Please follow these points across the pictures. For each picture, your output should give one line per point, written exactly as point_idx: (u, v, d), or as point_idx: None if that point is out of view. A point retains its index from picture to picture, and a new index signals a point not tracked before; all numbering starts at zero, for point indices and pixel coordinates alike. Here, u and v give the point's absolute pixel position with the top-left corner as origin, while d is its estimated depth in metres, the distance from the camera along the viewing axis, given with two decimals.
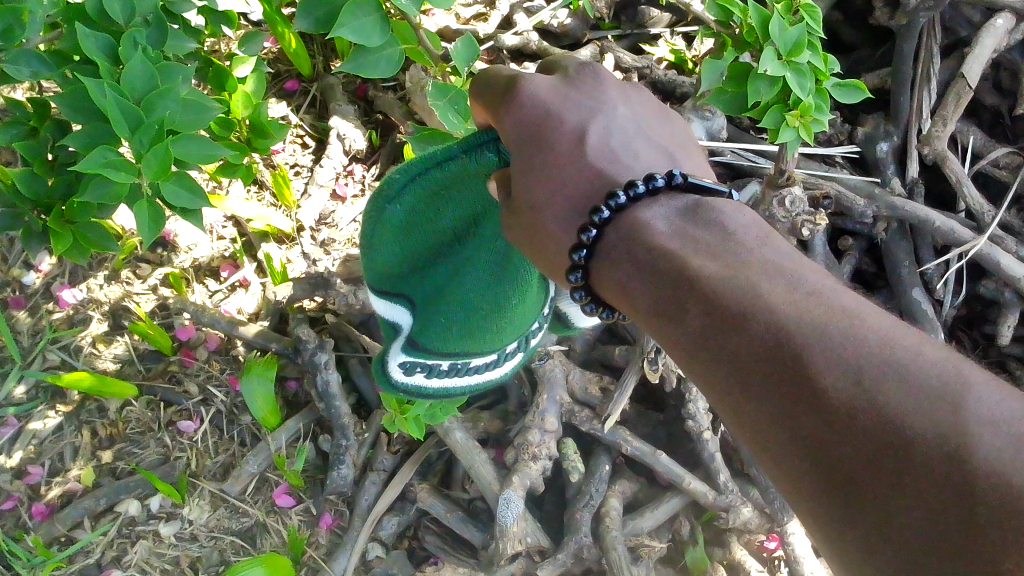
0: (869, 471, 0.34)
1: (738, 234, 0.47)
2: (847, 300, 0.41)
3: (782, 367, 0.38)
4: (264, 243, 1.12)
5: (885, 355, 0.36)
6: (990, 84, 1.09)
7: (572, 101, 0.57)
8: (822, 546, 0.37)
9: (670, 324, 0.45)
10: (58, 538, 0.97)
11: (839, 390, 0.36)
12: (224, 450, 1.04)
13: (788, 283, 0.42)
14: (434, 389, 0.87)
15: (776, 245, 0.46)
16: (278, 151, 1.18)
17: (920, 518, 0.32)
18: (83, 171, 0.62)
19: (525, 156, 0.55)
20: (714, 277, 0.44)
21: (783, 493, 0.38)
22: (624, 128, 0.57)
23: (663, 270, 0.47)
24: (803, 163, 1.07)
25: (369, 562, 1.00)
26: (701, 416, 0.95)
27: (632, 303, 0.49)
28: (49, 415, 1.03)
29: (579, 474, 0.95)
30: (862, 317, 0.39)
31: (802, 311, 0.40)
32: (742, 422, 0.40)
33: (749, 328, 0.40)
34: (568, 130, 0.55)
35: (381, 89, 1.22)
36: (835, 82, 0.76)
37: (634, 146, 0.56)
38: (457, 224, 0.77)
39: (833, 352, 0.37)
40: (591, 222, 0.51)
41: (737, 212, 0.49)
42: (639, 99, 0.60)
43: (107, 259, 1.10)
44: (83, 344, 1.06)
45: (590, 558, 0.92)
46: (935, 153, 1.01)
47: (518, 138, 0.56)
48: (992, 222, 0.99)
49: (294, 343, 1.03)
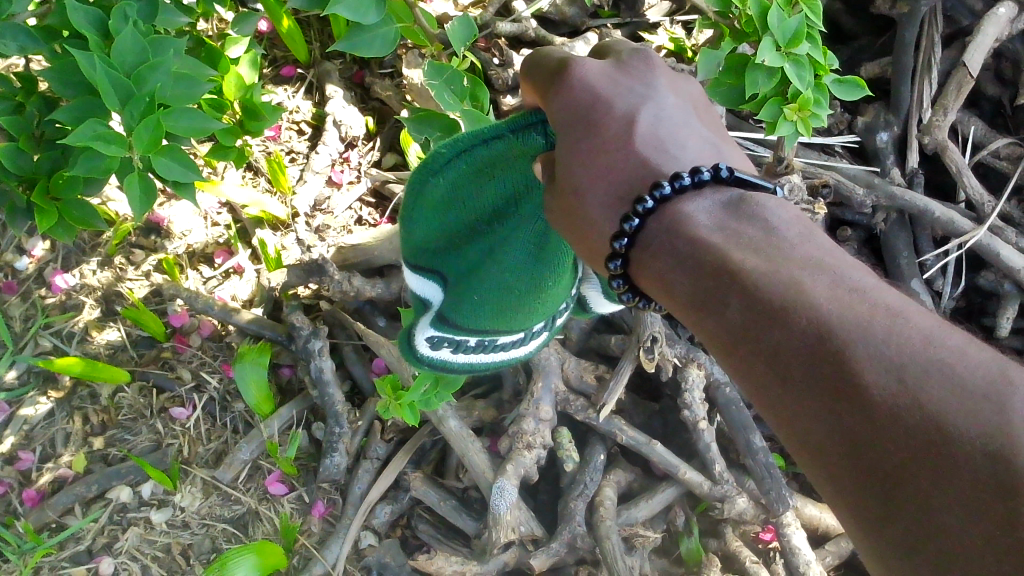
0: (913, 469, 0.33)
1: (781, 229, 0.46)
2: (891, 296, 0.40)
3: (824, 363, 0.37)
4: (258, 230, 1.12)
5: (930, 353, 0.36)
6: (991, 74, 1.09)
7: (622, 87, 0.55)
8: (861, 542, 0.36)
9: (708, 317, 0.44)
10: (49, 524, 0.97)
11: (882, 388, 0.35)
12: (217, 438, 1.04)
13: (831, 278, 0.41)
14: (460, 363, 0.90)
15: (819, 240, 0.45)
16: (274, 137, 1.18)
17: (961, 517, 0.32)
18: (71, 144, 0.61)
19: (572, 138, 0.54)
20: (754, 269, 0.43)
21: (823, 488, 0.38)
22: (673, 117, 0.55)
23: (700, 262, 0.46)
24: (802, 152, 1.06)
25: (362, 550, 0.99)
26: (697, 406, 0.94)
27: (668, 294, 0.48)
28: (40, 401, 1.02)
29: (574, 464, 0.94)
30: (907, 315, 0.38)
31: (845, 306, 0.39)
32: (782, 418, 0.39)
33: (791, 323, 0.39)
34: (617, 116, 0.53)
35: (378, 76, 1.20)
36: (834, 78, 0.75)
37: (680, 137, 0.54)
38: (494, 203, 0.75)
39: (878, 349, 0.36)
40: (634, 212, 0.50)
41: (780, 208, 0.48)
42: (687, 89, 0.58)
43: (101, 244, 1.09)
44: (76, 330, 1.05)
45: (584, 547, 0.90)
46: (935, 142, 1.01)
47: (566, 119, 0.54)
48: (992, 214, 0.99)
49: (288, 330, 1.03)
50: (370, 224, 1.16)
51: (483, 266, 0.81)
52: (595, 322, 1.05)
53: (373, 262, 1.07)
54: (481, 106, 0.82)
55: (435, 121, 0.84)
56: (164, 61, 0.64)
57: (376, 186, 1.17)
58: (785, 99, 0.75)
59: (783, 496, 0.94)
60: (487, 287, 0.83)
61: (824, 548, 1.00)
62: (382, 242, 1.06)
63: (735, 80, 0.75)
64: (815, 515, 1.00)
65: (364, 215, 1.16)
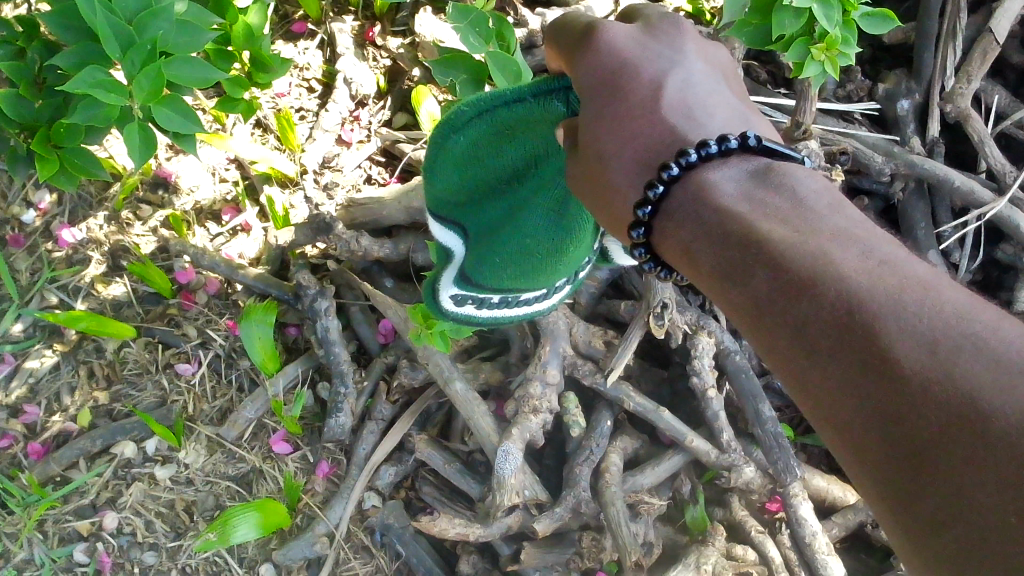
0: (944, 443, 0.32)
1: (809, 200, 0.44)
2: (921, 271, 0.38)
3: (853, 336, 0.36)
4: (267, 187, 1.11)
5: (963, 328, 0.35)
6: (1018, 42, 1.06)
7: (651, 52, 0.53)
8: (886, 520, 0.36)
9: (732, 287, 0.43)
10: (53, 478, 0.97)
11: (914, 361, 0.34)
12: (222, 395, 1.03)
13: (861, 250, 0.40)
14: (483, 319, 0.89)
15: (850, 212, 0.44)
16: (283, 94, 1.16)
17: (992, 496, 0.31)
18: (71, 91, 0.59)
19: (596, 104, 0.53)
20: (782, 239, 0.41)
21: (847, 466, 0.37)
22: (702, 84, 0.53)
23: (725, 228, 0.44)
24: (820, 118, 1.03)
25: (365, 510, 0.99)
26: (707, 373, 0.93)
27: (691, 264, 0.47)
28: (46, 354, 1.01)
29: (580, 429, 0.93)
30: (938, 289, 0.37)
31: (876, 279, 0.38)
32: (806, 392, 0.39)
33: (820, 294, 0.38)
34: (644, 81, 0.52)
35: (391, 34, 1.19)
36: (862, 12, 0.73)
37: (709, 105, 0.52)
38: (516, 163, 0.75)
39: (908, 322, 0.35)
40: (658, 179, 0.48)
41: (809, 179, 0.46)
42: (718, 55, 0.56)
43: (108, 199, 1.07)
44: (82, 284, 1.04)
45: (589, 513, 0.89)
46: (957, 110, 0.98)
47: (590, 84, 0.53)
48: (1013, 185, 0.97)
49: (294, 289, 1.02)
50: (379, 183, 1.15)
51: (507, 227, 0.80)
52: (604, 288, 1.04)
53: (382, 222, 1.06)
54: (507, 46, 0.77)
55: (463, 64, 0.80)
56: (167, 8, 0.62)
57: (385, 145, 1.16)
58: (812, 39, 0.73)
59: (791, 467, 0.93)
60: (508, 250, 0.82)
61: (830, 520, 0.99)
62: (391, 202, 1.04)
63: (760, 21, 0.73)
64: (822, 486, 0.99)
65: (373, 174, 1.15)
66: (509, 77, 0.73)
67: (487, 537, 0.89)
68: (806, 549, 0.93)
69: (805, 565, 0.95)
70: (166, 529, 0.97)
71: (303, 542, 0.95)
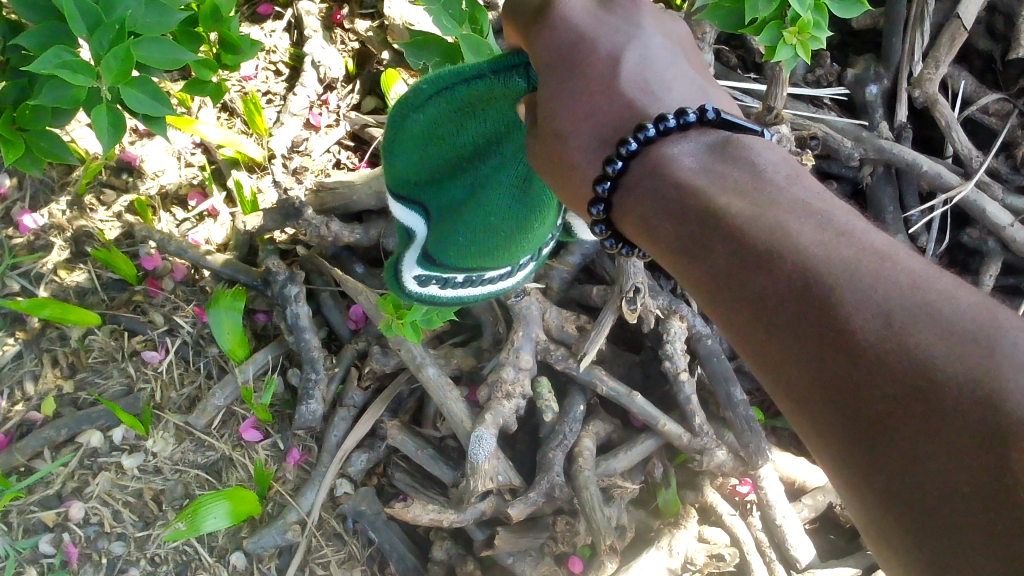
0: (901, 415, 0.33)
1: (768, 172, 0.44)
2: (879, 240, 0.39)
3: (809, 308, 0.36)
4: (234, 171, 1.10)
5: (918, 297, 0.35)
6: (984, 28, 1.06)
7: (608, 27, 0.53)
8: (844, 490, 0.36)
9: (692, 262, 0.43)
10: (17, 468, 0.94)
11: (869, 332, 0.34)
12: (190, 382, 1.02)
13: (818, 222, 0.40)
14: (448, 300, 0.87)
15: (808, 183, 0.44)
16: (250, 77, 1.14)
17: (948, 465, 0.31)
18: (37, 71, 0.58)
19: (555, 80, 0.52)
20: (740, 213, 0.41)
21: (806, 439, 0.37)
22: (660, 57, 0.53)
23: (686, 202, 0.44)
24: (790, 103, 1.03)
25: (337, 498, 0.99)
26: (679, 358, 0.93)
27: (651, 238, 0.46)
28: (7, 343, 0.98)
29: (553, 414, 0.93)
30: (895, 259, 0.37)
31: (832, 250, 0.38)
32: (765, 366, 0.39)
33: (777, 269, 0.38)
34: (602, 56, 0.52)
35: (358, 17, 1.17)
36: None
37: (667, 79, 0.52)
38: (474, 140, 0.74)
39: (864, 292, 0.35)
40: (617, 154, 0.48)
41: (768, 151, 0.46)
42: (674, 29, 0.57)
43: (69, 183, 1.05)
44: (44, 271, 1.01)
45: (562, 498, 0.90)
46: (926, 95, 1.01)
47: (547, 60, 0.53)
48: (978, 170, 0.98)
49: (263, 274, 1.01)
50: (348, 167, 1.13)
51: (470, 204, 0.80)
52: (576, 272, 1.03)
53: (351, 207, 1.05)
54: (479, 29, 0.76)
55: (433, 48, 0.79)
56: None
57: (355, 130, 1.15)
58: (785, 23, 0.73)
59: (763, 449, 0.94)
60: (471, 230, 0.82)
61: (800, 501, 1.00)
62: (361, 186, 1.03)
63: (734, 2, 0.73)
64: (791, 471, 1.00)
65: (343, 158, 1.14)
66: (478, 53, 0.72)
67: (460, 523, 0.89)
68: (777, 530, 0.95)
69: (776, 547, 0.97)
70: (134, 519, 0.95)
71: (274, 530, 0.94)
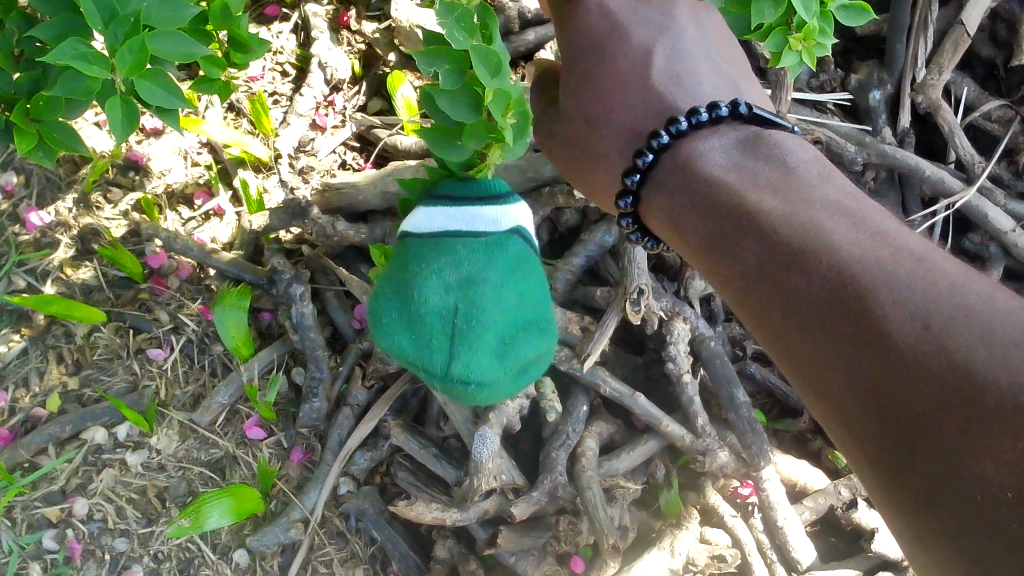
0: (936, 411, 0.39)
1: (794, 169, 0.55)
2: (911, 244, 0.46)
3: (850, 309, 0.44)
4: (240, 170, 1.10)
5: (957, 303, 0.41)
6: (986, 35, 1.07)
7: (643, 19, 0.67)
8: (870, 473, 0.43)
9: (722, 256, 0.54)
10: (22, 464, 0.94)
11: (907, 335, 0.41)
12: (194, 380, 1.02)
13: (849, 222, 0.49)
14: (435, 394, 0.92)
15: (831, 181, 0.54)
16: (257, 78, 1.15)
17: (982, 466, 0.37)
18: (52, 62, 0.58)
19: (586, 68, 0.65)
20: (766, 207, 0.52)
21: (835, 426, 0.45)
22: (689, 52, 0.66)
23: (720, 201, 0.55)
24: (795, 107, 1.03)
25: (340, 497, 1.00)
26: (682, 359, 0.94)
27: (682, 236, 0.58)
28: (13, 339, 0.98)
29: (557, 414, 0.94)
30: (928, 261, 0.45)
31: (865, 252, 0.46)
32: (758, 316, 0.51)
33: (809, 265, 0.47)
34: (636, 51, 0.65)
35: (366, 19, 1.17)
36: (840, 4, 0.73)
37: (699, 76, 0.65)
38: (446, 304, 0.83)
39: (900, 296, 0.42)
40: (650, 147, 0.61)
41: (793, 148, 0.57)
42: (710, 26, 0.69)
43: (77, 180, 1.06)
44: (50, 269, 1.02)
45: (565, 497, 0.90)
46: (928, 100, 1.02)
47: (582, 46, 0.65)
48: (981, 175, 1.00)
49: (269, 274, 1.00)
50: (354, 168, 1.14)
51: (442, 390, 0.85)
52: (581, 274, 1.04)
53: (356, 206, 1.05)
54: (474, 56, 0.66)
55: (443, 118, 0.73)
56: None
57: (361, 131, 1.15)
58: (790, 29, 0.74)
59: (765, 450, 0.94)
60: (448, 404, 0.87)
61: (801, 503, 0.99)
62: (367, 187, 1.03)
63: (739, 10, 0.74)
64: (791, 473, 1.01)
65: (348, 159, 1.15)
66: (490, 70, 0.57)
67: (463, 522, 0.89)
68: (778, 531, 0.95)
69: (777, 549, 0.96)
70: (137, 516, 0.95)
71: (277, 528, 0.95)
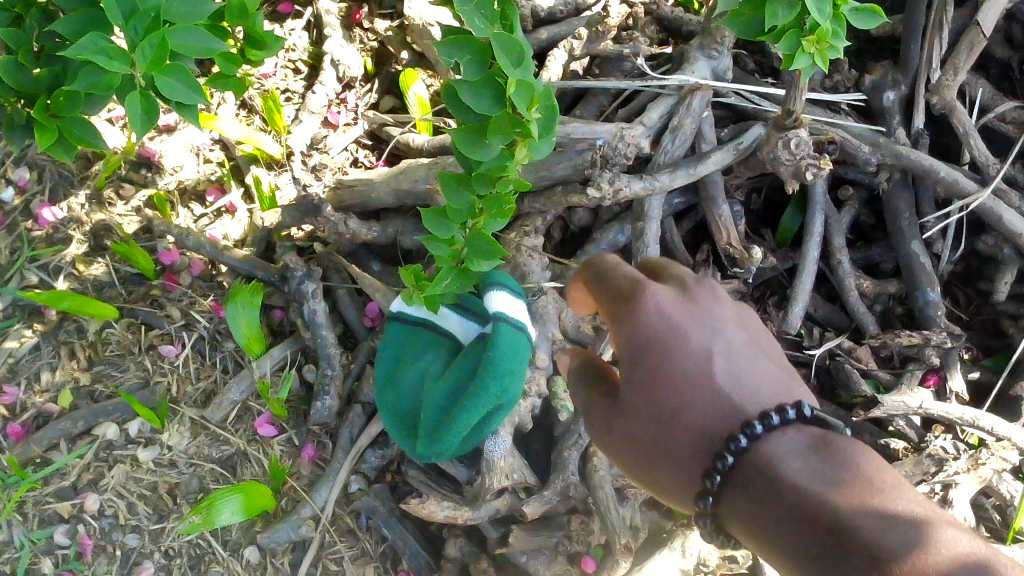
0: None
1: (720, 368, 0.60)
2: (854, 457, 0.52)
3: (814, 523, 0.49)
4: (253, 167, 1.10)
5: (873, 495, 0.49)
6: (1002, 37, 1.07)
7: (699, 324, 0.62)
8: None
9: (661, 456, 0.60)
10: (34, 459, 0.94)
11: (857, 526, 0.47)
12: (206, 377, 1.02)
13: (785, 439, 0.55)
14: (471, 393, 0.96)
15: (723, 365, 0.60)
16: (269, 76, 1.15)
17: None
18: (71, 57, 0.58)
19: (639, 370, 0.61)
20: (695, 415, 0.59)
21: None
22: (743, 354, 0.62)
23: (663, 402, 0.60)
24: (809, 108, 1.04)
25: (351, 494, 1.00)
26: None
27: (617, 452, 0.64)
28: (25, 334, 0.99)
29: (569, 414, 0.93)
30: (843, 460, 0.52)
31: (812, 474, 0.51)
32: (773, 542, 0.51)
33: (767, 482, 0.52)
34: (692, 354, 0.61)
35: (378, 17, 1.18)
36: (852, 6, 0.73)
37: (756, 380, 0.60)
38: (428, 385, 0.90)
39: (867, 518, 0.47)
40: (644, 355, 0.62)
41: (716, 309, 0.64)
42: (750, 318, 0.66)
43: (89, 177, 1.06)
44: (63, 264, 1.02)
45: (576, 497, 0.90)
46: (943, 102, 0.99)
47: (634, 352, 0.61)
48: (996, 177, 0.99)
49: (281, 271, 1.01)
50: (366, 166, 1.14)
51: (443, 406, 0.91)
52: None
53: (365, 204, 1.04)
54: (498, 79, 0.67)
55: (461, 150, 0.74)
56: None
57: (372, 128, 1.15)
58: (804, 31, 0.73)
59: None
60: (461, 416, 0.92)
61: None
62: (376, 186, 1.02)
63: (752, 11, 0.74)
64: None
65: (360, 157, 1.14)
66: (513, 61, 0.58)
67: (474, 521, 0.90)
68: None
69: None
70: (149, 512, 0.95)
71: (288, 525, 0.95)
